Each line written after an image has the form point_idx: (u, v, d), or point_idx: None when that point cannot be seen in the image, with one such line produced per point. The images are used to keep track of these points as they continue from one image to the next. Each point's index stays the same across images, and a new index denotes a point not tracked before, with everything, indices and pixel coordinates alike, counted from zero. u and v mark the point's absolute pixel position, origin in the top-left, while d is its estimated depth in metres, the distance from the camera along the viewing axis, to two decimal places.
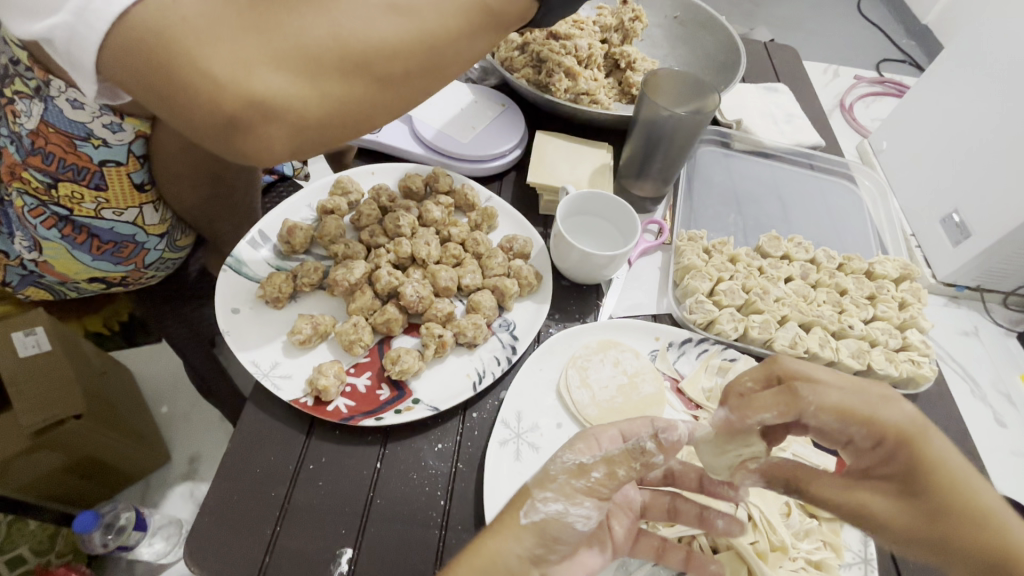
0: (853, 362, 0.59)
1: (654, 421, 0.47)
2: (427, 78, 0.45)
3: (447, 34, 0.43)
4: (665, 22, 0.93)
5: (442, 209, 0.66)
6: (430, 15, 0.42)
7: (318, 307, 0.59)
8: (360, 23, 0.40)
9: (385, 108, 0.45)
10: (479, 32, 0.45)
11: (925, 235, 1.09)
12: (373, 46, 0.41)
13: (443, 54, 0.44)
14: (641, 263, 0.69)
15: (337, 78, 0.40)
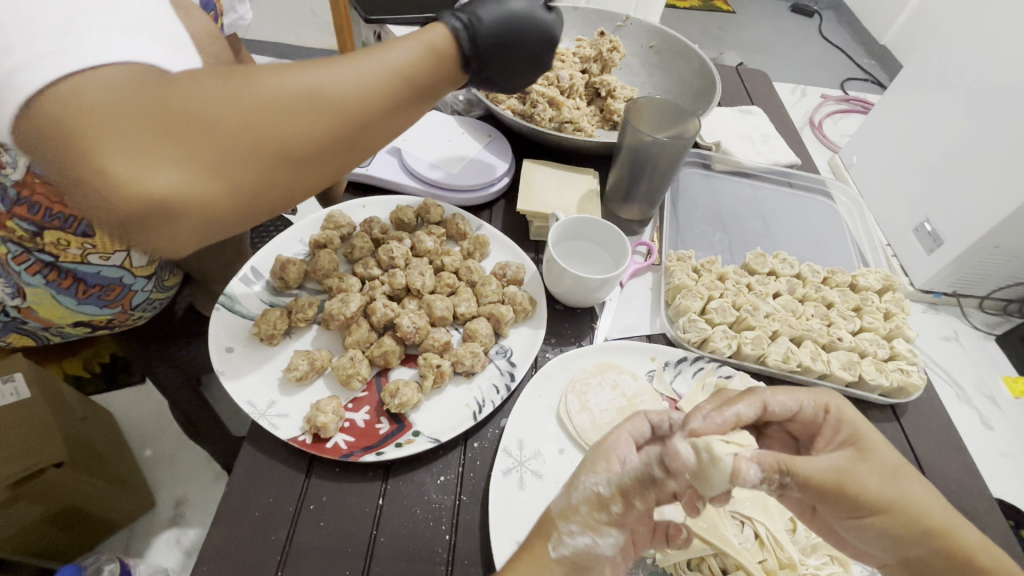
0: (844, 374, 0.60)
1: (649, 415, 0.49)
2: (351, 161, 0.42)
3: (372, 115, 0.39)
4: (641, 51, 0.97)
5: (435, 239, 0.67)
6: (353, 98, 0.38)
7: (313, 342, 0.58)
8: (276, 112, 0.36)
9: (312, 187, 0.41)
10: (406, 108, 0.42)
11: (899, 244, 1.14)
12: (290, 135, 0.36)
13: (376, 129, 0.40)
14: (633, 284, 0.71)
15: (255, 172, 0.36)
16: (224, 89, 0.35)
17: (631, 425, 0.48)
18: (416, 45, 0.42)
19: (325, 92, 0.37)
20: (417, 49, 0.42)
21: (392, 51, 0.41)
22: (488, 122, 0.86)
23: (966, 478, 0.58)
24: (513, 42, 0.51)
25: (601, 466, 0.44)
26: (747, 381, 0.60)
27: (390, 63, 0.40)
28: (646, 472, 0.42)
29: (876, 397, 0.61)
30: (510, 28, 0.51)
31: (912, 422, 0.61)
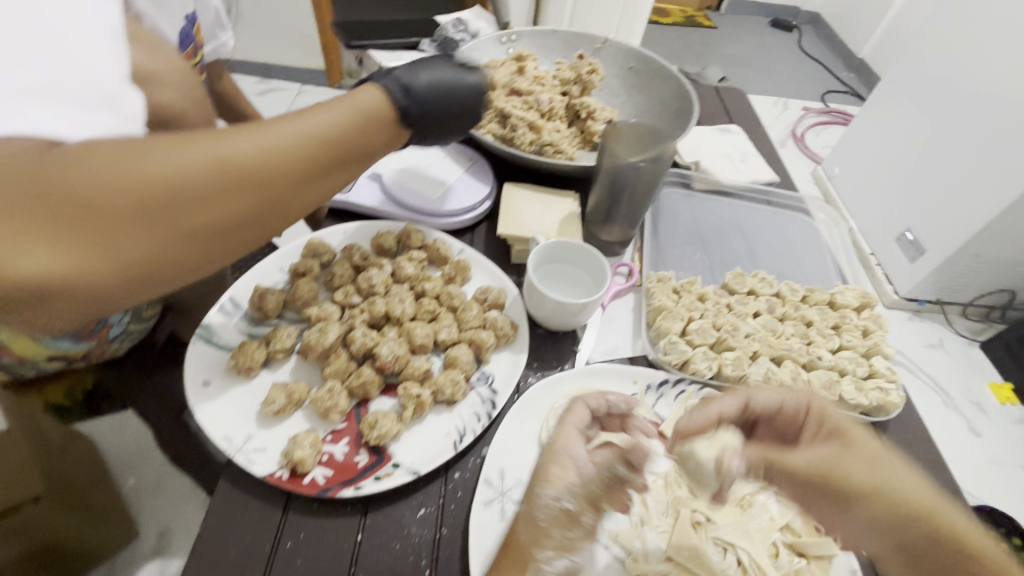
0: (824, 394, 0.60)
1: (587, 403, 0.53)
2: (272, 227, 0.43)
3: (292, 183, 0.41)
4: (620, 72, 0.99)
5: (415, 265, 0.67)
6: (272, 169, 0.40)
7: (292, 373, 0.57)
8: (192, 184, 0.36)
9: (214, 258, 0.40)
10: (328, 174, 0.44)
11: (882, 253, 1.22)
12: (207, 207, 0.37)
13: (280, 196, 0.41)
14: (614, 305, 0.71)
15: (174, 244, 0.37)
16: (139, 159, 0.35)
17: (572, 416, 0.52)
18: (341, 113, 0.45)
19: (243, 162, 0.38)
20: (340, 116, 0.44)
21: (312, 120, 0.43)
22: (470, 145, 0.87)
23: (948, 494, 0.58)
24: (445, 105, 0.56)
25: (556, 473, 0.46)
26: None
27: (310, 134, 0.42)
28: (610, 473, 0.47)
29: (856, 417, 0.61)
30: (444, 92, 0.56)
31: (893, 440, 0.61)
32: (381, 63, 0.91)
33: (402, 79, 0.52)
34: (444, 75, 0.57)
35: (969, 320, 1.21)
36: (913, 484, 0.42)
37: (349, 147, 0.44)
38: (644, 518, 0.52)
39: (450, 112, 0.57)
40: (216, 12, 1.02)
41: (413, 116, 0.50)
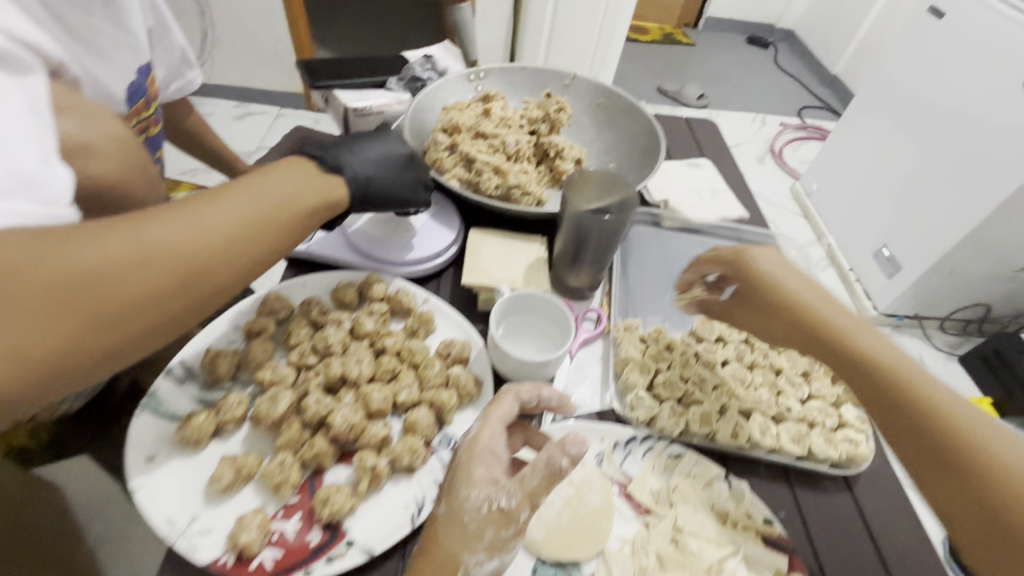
0: (793, 448, 0.59)
1: (518, 397, 0.53)
2: (200, 305, 0.47)
3: (214, 254, 0.46)
4: (590, 108, 0.98)
5: (375, 320, 0.65)
6: (192, 244, 0.45)
7: (243, 444, 0.55)
8: (114, 266, 0.41)
9: (142, 336, 0.43)
10: (251, 248, 0.49)
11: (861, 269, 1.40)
12: (130, 285, 0.41)
13: (204, 268, 0.46)
14: (583, 354, 0.70)
15: (97, 324, 0.40)
16: (58, 249, 0.39)
17: (498, 411, 0.52)
18: (259, 193, 0.52)
19: (164, 241, 0.44)
20: (259, 198, 0.51)
21: (233, 202, 0.50)
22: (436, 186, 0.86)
23: (920, 548, 0.57)
24: (398, 181, 0.66)
25: (480, 473, 0.47)
26: (698, 460, 0.58)
27: (231, 212, 0.49)
28: (551, 467, 0.45)
29: (826, 469, 0.60)
30: (388, 153, 0.66)
31: (865, 492, 0.60)
32: (348, 104, 0.89)
33: (358, 164, 0.63)
34: (396, 156, 0.67)
35: (948, 334, 1.42)
36: (802, 300, 0.57)
37: (266, 220, 0.51)
38: None
39: (391, 186, 0.65)
40: (183, 49, 0.99)
41: (338, 186, 0.59)
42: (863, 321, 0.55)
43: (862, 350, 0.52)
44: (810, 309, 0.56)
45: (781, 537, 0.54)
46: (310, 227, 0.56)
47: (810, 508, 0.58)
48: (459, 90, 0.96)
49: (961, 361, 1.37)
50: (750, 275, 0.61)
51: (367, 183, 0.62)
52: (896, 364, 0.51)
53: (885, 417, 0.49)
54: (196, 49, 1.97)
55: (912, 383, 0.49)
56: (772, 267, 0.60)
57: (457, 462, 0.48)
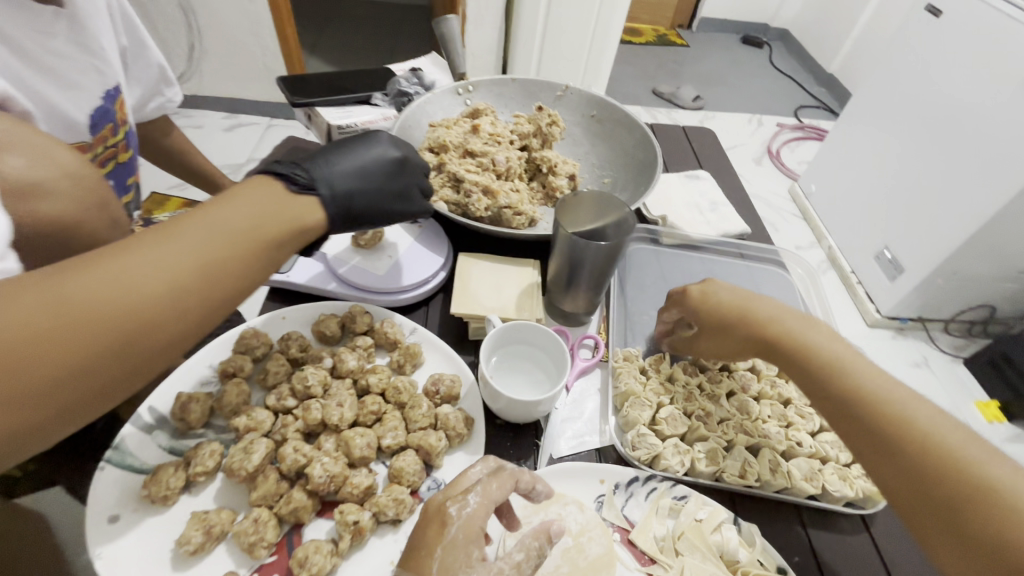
0: (807, 487, 0.55)
1: (518, 480, 0.48)
2: (142, 368, 0.40)
3: (157, 309, 0.39)
4: (583, 120, 0.95)
5: (359, 356, 0.61)
6: (127, 302, 0.37)
7: (215, 499, 0.51)
8: (23, 334, 0.33)
9: (66, 409, 0.36)
10: (203, 296, 0.42)
11: (863, 273, 1.35)
12: (48, 359, 0.34)
13: (142, 325, 0.38)
14: (580, 385, 0.66)
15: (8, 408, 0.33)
16: None
17: (496, 487, 0.47)
18: (218, 226, 0.44)
19: (92, 299, 0.36)
20: (215, 234, 0.43)
21: (182, 240, 0.41)
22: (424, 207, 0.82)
23: None
24: (386, 195, 0.58)
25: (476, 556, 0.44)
26: (704, 503, 0.54)
27: (178, 255, 0.41)
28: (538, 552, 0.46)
29: (841, 507, 0.56)
30: (368, 166, 0.57)
31: (883, 533, 0.56)
32: (331, 122, 0.87)
33: (337, 178, 0.54)
34: (381, 165, 0.59)
35: (953, 336, 1.38)
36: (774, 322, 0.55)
37: (223, 259, 0.43)
38: None
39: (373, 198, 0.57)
40: (161, 67, 0.96)
41: (311, 210, 0.50)
42: (851, 349, 0.53)
43: (850, 383, 0.49)
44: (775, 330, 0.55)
45: None
46: (277, 259, 0.47)
47: (827, 551, 0.54)
48: (447, 105, 0.92)
49: (967, 364, 1.33)
50: (720, 312, 0.58)
51: (348, 202, 0.54)
52: (890, 400, 0.47)
53: (881, 451, 0.46)
54: (182, 61, 1.94)
55: (902, 417, 0.46)
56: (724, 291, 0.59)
57: (453, 542, 0.44)
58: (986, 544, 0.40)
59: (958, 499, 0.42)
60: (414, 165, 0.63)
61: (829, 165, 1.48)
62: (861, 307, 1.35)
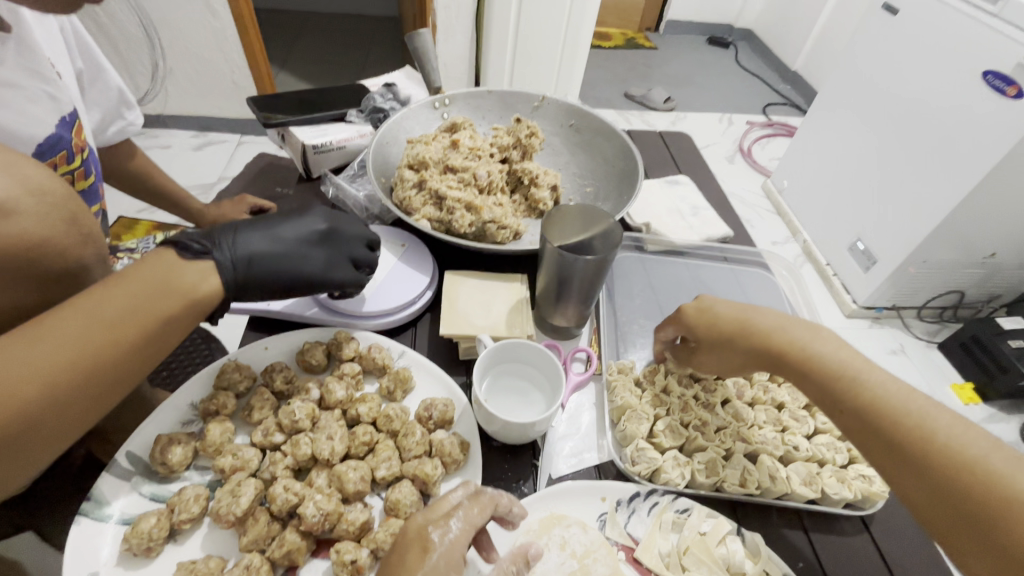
0: (806, 492, 0.56)
1: (496, 504, 0.47)
2: (29, 454, 0.40)
3: (46, 394, 0.39)
4: (562, 130, 0.95)
5: (346, 385, 0.59)
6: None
7: (203, 546, 0.49)
8: None
9: None
10: (95, 381, 0.41)
11: (838, 264, 1.39)
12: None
13: (29, 415, 0.38)
14: (575, 400, 0.65)
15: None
16: None
17: (475, 511, 0.46)
18: (113, 301, 0.43)
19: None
20: (110, 312, 0.42)
21: (61, 334, 0.40)
22: (407, 225, 0.80)
23: None
24: (298, 257, 0.56)
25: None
26: (707, 515, 0.54)
27: (57, 352, 0.39)
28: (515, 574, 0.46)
29: (840, 509, 0.57)
30: (278, 234, 0.56)
31: (884, 532, 0.57)
32: (306, 141, 0.85)
33: (244, 241, 0.53)
34: (299, 232, 0.58)
35: (925, 321, 1.42)
36: (774, 329, 0.56)
37: (118, 338, 0.42)
38: None
39: (287, 260, 0.55)
40: (121, 89, 0.94)
41: (204, 279, 0.48)
42: (858, 355, 0.53)
43: (867, 393, 0.49)
44: (776, 339, 0.55)
45: None
46: (169, 336, 0.46)
47: (829, 554, 0.54)
48: (424, 119, 0.90)
49: (941, 349, 1.37)
50: (713, 325, 0.58)
51: (248, 264, 0.52)
52: (911, 411, 0.47)
53: (898, 462, 0.47)
54: (145, 79, 1.88)
55: (921, 429, 0.46)
56: (720, 304, 0.59)
57: (434, 569, 0.42)
58: (1014, 553, 0.40)
59: (986, 511, 0.42)
60: (345, 235, 0.60)
61: (800, 163, 1.51)
62: (838, 298, 1.39)
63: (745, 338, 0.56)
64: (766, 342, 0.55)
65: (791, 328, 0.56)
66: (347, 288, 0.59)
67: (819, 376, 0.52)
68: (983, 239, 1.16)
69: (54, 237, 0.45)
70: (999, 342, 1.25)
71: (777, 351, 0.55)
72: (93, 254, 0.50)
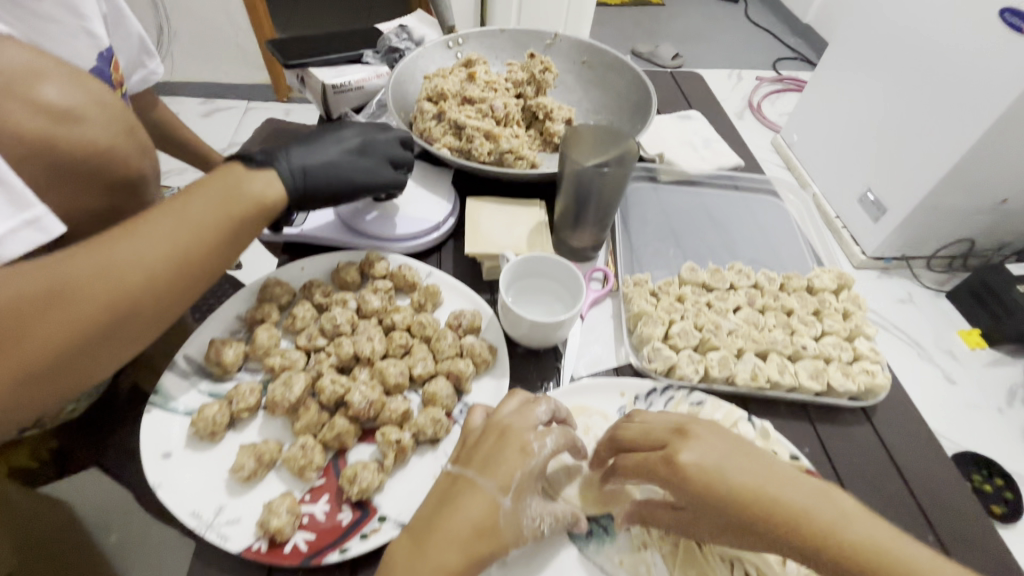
0: (812, 384, 0.60)
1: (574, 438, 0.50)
2: (153, 325, 0.46)
3: (164, 273, 0.45)
4: (574, 67, 0.96)
5: (381, 296, 0.63)
6: (116, 283, 0.43)
7: (260, 433, 0.54)
8: (58, 293, 0.41)
9: (107, 355, 0.44)
10: (199, 265, 0.48)
11: (846, 215, 1.40)
12: (38, 339, 0.40)
13: (153, 290, 0.45)
14: (594, 314, 0.69)
15: (11, 385, 0.39)
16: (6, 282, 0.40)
17: (562, 437, 0.48)
18: (206, 200, 0.49)
19: (74, 288, 0.41)
20: (206, 209, 0.49)
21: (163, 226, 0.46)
22: (428, 160, 0.83)
23: (941, 471, 0.58)
24: (343, 168, 0.61)
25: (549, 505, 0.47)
26: (719, 406, 0.58)
27: (154, 243, 0.45)
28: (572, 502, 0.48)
29: (845, 402, 0.61)
30: (323, 150, 0.61)
31: (884, 423, 0.61)
32: (326, 82, 0.87)
33: (297, 157, 0.58)
34: (338, 148, 0.62)
35: (935, 271, 1.41)
36: (740, 474, 0.43)
37: (213, 227, 0.48)
38: (647, 540, 0.49)
39: (336, 171, 0.60)
40: (142, 37, 0.93)
41: (271, 186, 0.53)
42: (813, 485, 0.44)
43: (845, 544, 0.41)
44: (749, 493, 0.42)
45: (808, 470, 0.55)
46: (241, 238, 0.51)
47: (832, 441, 0.59)
48: (439, 59, 0.92)
49: (951, 298, 1.36)
50: (688, 488, 0.43)
51: (306, 175, 0.57)
52: (883, 551, 0.40)
53: None
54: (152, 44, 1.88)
55: (893, 566, 0.40)
56: (696, 455, 0.43)
57: (530, 471, 0.45)
58: None
59: None
60: (379, 146, 0.65)
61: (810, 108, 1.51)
62: (848, 251, 1.39)
63: (695, 487, 0.43)
64: (735, 505, 0.42)
65: (741, 459, 0.44)
66: (392, 189, 0.65)
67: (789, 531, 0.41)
68: (992, 178, 1.15)
69: (118, 144, 0.55)
70: (1009, 288, 1.25)
71: (744, 508, 0.42)
72: (149, 166, 0.61)
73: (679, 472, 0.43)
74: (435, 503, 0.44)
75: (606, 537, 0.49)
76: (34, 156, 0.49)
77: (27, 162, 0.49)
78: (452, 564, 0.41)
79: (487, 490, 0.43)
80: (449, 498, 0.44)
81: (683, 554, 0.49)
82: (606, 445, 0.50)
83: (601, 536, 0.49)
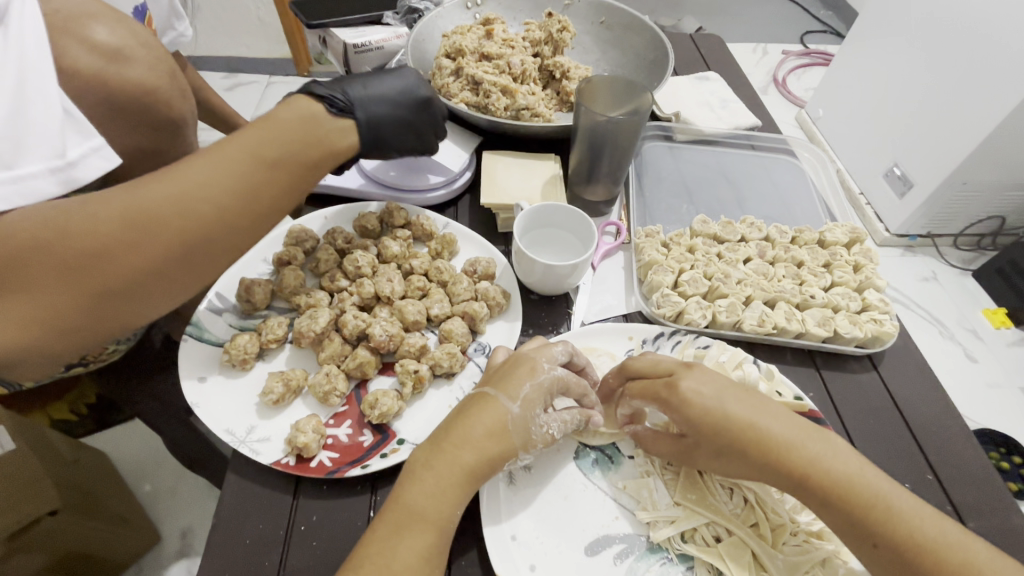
0: (819, 331, 0.61)
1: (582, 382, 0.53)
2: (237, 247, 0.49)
3: (253, 197, 0.48)
4: (592, 28, 0.95)
5: (401, 243, 0.66)
6: (209, 201, 0.46)
7: (288, 363, 0.57)
8: (163, 209, 0.44)
9: (201, 270, 0.47)
10: (280, 194, 0.50)
11: (871, 191, 1.22)
12: (148, 248, 0.43)
13: (243, 212, 0.48)
14: (605, 265, 0.70)
15: (100, 297, 0.42)
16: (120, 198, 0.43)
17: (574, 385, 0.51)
18: (287, 131, 0.51)
19: (157, 211, 0.43)
20: (286, 140, 0.51)
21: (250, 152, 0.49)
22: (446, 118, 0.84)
23: (945, 418, 0.59)
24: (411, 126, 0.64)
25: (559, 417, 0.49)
26: (726, 349, 0.59)
27: (242, 167, 0.48)
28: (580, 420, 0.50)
29: (852, 349, 0.62)
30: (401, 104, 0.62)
31: (889, 370, 0.62)
32: (347, 41, 0.89)
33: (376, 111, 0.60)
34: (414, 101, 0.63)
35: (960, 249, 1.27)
36: (740, 406, 0.46)
37: (293, 157, 0.50)
38: (650, 469, 0.52)
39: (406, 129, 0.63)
40: None
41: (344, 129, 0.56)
42: (805, 424, 0.46)
43: (833, 476, 0.43)
44: (744, 424, 0.45)
45: (811, 411, 0.55)
46: (307, 179, 0.52)
47: (837, 386, 0.60)
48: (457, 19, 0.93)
49: (976, 277, 1.25)
50: (688, 417, 0.46)
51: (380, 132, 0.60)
52: (866, 484, 0.43)
53: (855, 538, 0.43)
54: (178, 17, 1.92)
55: (878, 503, 0.42)
56: (703, 390, 0.46)
57: (539, 385, 0.48)
58: None
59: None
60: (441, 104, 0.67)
61: None
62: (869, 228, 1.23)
63: (693, 414, 0.45)
64: (735, 436, 0.45)
65: (738, 395, 0.46)
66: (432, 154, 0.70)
67: (781, 461, 0.44)
68: None
69: (161, 86, 0.58)
70: None
71: (740, 439, 0.45)
72: (187, 110, 0.64)
73: (679, 396, 0.46)
74: (452, 414, 0.48)
75: (611, 464, 0.52)
76: (88, 91, 0.53)
77: (80, 97, 0.53)
78: (467, 461, 0.44)
79: (499, 402, 0.47)
80: (464, 408, 0.47)
81: (684, 480, 0.51)
82: (615, 377, 0.53)
83: (608, 464, 0.52)
